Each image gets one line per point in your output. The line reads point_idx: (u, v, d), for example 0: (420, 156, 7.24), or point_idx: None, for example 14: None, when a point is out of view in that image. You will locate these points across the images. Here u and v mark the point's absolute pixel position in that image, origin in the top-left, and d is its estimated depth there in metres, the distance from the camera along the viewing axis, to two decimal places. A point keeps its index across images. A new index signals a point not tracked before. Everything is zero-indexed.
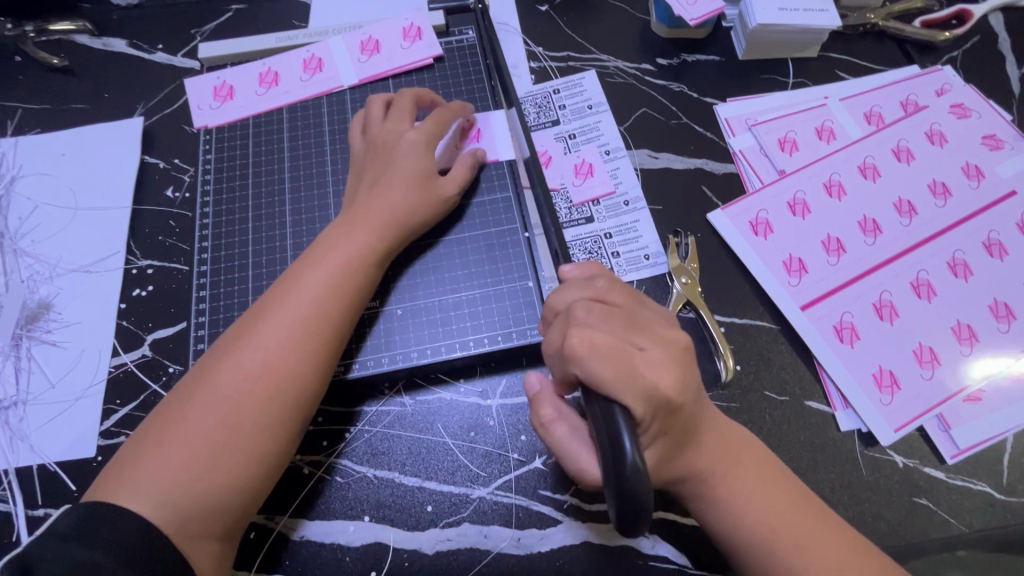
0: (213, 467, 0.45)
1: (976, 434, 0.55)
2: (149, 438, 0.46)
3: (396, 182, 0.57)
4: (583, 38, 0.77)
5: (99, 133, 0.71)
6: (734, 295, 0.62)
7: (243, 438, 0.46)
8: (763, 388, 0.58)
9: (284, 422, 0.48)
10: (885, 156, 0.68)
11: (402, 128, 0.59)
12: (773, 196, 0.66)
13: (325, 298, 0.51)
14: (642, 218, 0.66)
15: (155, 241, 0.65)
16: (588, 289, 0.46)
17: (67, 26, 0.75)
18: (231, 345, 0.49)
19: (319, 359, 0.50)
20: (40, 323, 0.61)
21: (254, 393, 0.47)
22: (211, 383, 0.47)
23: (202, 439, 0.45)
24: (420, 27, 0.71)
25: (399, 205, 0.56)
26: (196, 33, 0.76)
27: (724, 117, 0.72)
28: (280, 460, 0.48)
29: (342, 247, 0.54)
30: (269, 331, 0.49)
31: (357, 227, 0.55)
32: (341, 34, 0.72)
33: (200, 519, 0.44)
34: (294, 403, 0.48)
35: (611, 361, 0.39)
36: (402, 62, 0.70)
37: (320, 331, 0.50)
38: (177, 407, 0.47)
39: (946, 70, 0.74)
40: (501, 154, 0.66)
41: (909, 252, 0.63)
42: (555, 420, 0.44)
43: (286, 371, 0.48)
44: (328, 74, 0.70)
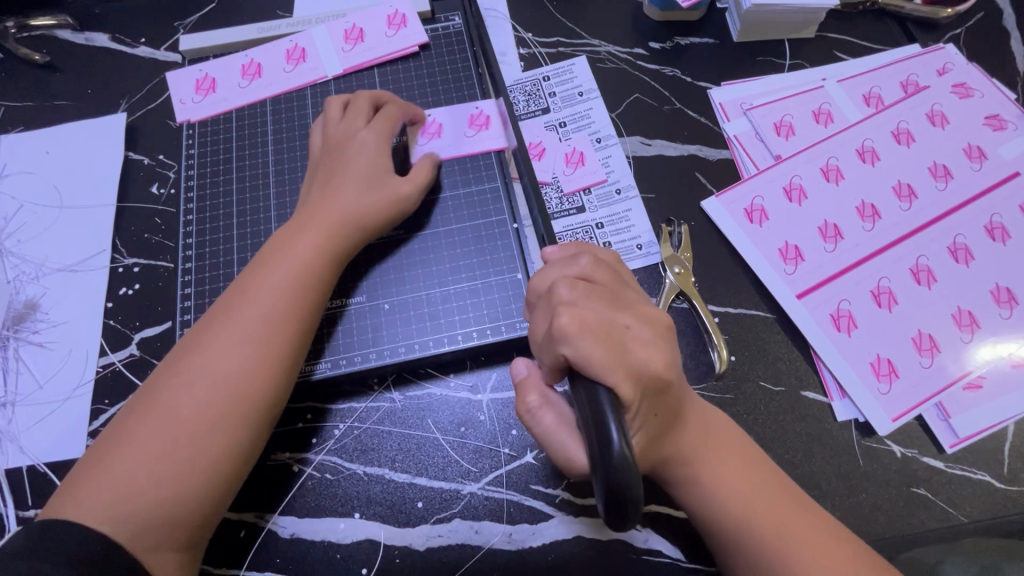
0: (164, 478, 0.45)
1: (976, 422, 0.54)
2: (100, 453, 0.46)
3: (351, 183, 0.56)
4: (574, 23, 0.75)
5: (81, 130, 0.70)
6: (729, 284, 0.61)
7: (191, 448, 0.46)
8: (758, 378, 0.57)
9: (235, 430, 0.47)
10: (884, 138, 0.66)
11: (356, 127, 0.59)
12: (768, 182, 0.65)
13: (275, 304, 0.50)
14: (634, 207, 0.64)
15: (141, 239, 0.64)
16: (572, 267, 0.44)
17: (48, 21, 0.74)
18: (180, 359, 0.49)
19: (268, 366, 0.49)
20: (26, 323, 0.61)
21: (200, 404, 0.46)
22: (160, 394, 0.47)
23: (151, 453, 0.45)
24: (405, 15, 0.70)
25: (355, 204, 0.56)
26: (179, 25, 0.75)
27: (719, 101, 0.70)
28: (236, 468, 0.47)
29: (293, 252, 0.53)
30: (220, 340, 0.49)
31: (306, 234, 0.54)
32: (324, 23, 0.70)
33: (158, 530, 0.44)
34: (244, 409, 0.47)
35: (601, 341, 0.38)
36: (387, 50, 0.69)
37: (269, 338, 0.49)
38: (126, 423, 0.47)
39: (948, 49, 0.72)
40: (489, 143, 0.64)
41: (909, 238, 0.61)
42: (542, 407, 0.43)
43: (232, 379, 0.48)
44: (312, 65, 0.68)
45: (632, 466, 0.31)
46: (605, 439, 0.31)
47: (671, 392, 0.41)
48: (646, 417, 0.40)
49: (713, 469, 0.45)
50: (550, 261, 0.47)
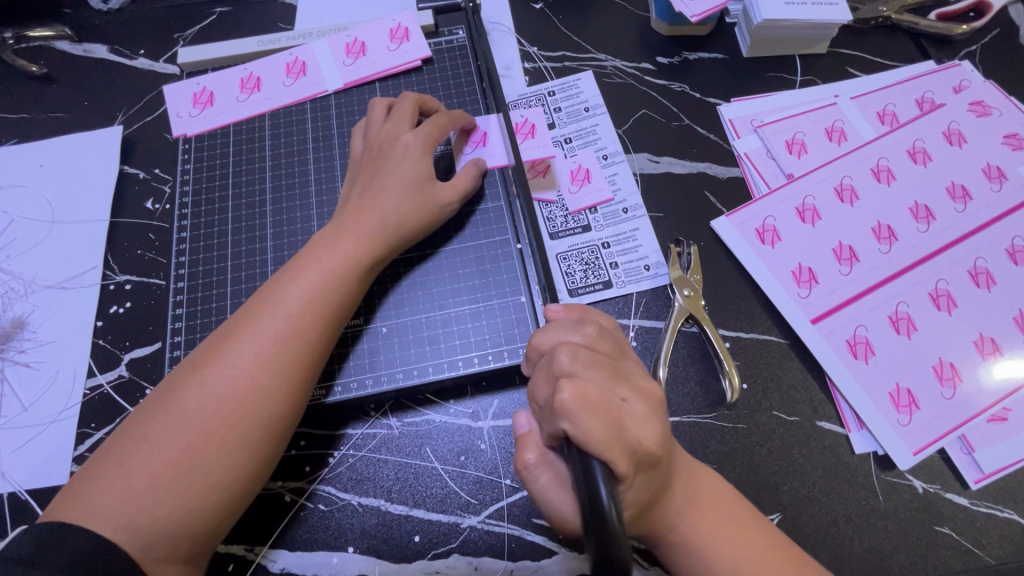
0: (179, 488, 0.43)
1: (1001, 457, 0.52)
2: (113, 455, 0.44)
3: (389, 187, 0.54)
4: (580, 38, 0.74)
5: (76, 143, 0.68)
6: (741, 308, 0.59)
7: (210, 458, 0.44)
8: (771, 407, 0.54)
9: (255, 446, 0.45)
10: (900, 157, 0.64)
11: (400, 131, 0.57)
12: (781, 202, 0.62)
13: (304, 311, 0.48)
14: (642, 226, 0.62)
15: (134, 255, 0.62)
16: (575, 334, 0.42)
17: (47, 32, 0.74)
18: (202, 362, 0.46)
19: (293, 379, 0.47)
20: (13, 342, 0.59)
21: (223, 412, 0.45)
22: (182, 397, 0.45)
23: (167, 460, 0.43)
24: (408, 28, 0.68)
25: (392, 209, 0.54)
26: (179, 38, 0.74)
27: (728, 117, 0.68)
28: (252, 483, 0.46)
29: (325, 257, 0.51)
30: (245, 347, 0.47)
31: (341, 239, 0.52)
32: (325, 37, 0.69)
33: (167, 544, 0.42)
34: (268, 422, 0.46)
35: (601, 420, 0.35)
36: (389, 64, 0.67)
37: (297, 348, 0.47)
38: (142, 425, 0.44)
39: (963, 66, 0.70)
40: (493, 160, 0.61)
41: (928, 260, 0.59)
42: (539, 466, 0.40)
43: (257, 390, 0.46)
44: (312, 79, 0.67)
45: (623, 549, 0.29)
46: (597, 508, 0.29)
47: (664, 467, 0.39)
48: (638, 490, 0.38)
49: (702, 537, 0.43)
50: (552, 322, 0.45)
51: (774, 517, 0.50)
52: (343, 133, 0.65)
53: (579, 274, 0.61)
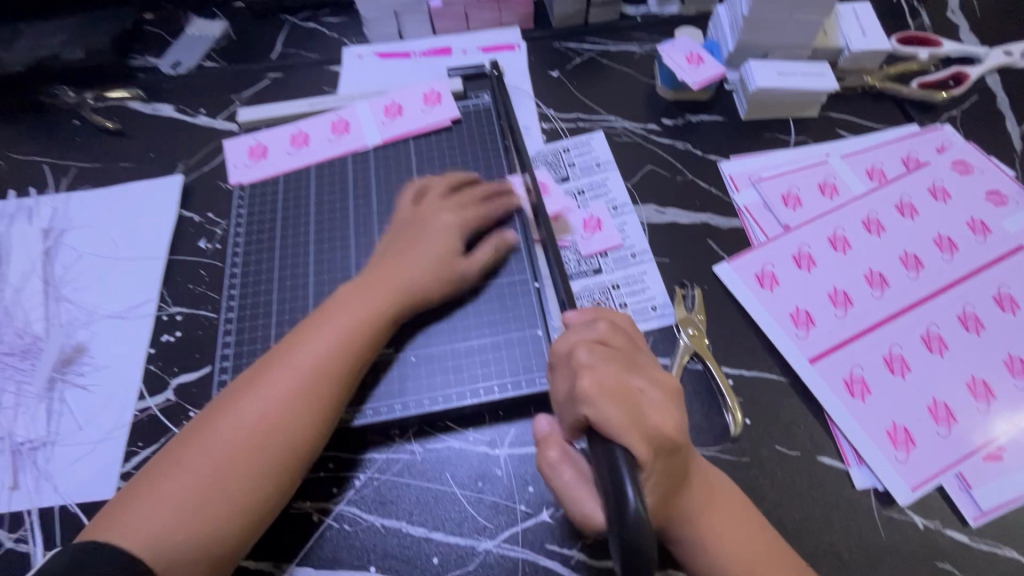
0: (203, 512, 0.47)
1: (999, 495, 0.54)
2: (150, 478, 0.49)
3: (418, 254, 0.61)
4: (592, 101, 0.82)
5: (141, 188, 0.77)
6: (743, 348, 0.63)
7: (235, 485, 0.48)
8: (773, 442, 0.57)
9: (275, 475, 0.50)
10: (889, 211, 0.69)
11: (439, 211, 0.64)
12: (778, 250, 0.68)
13: (330, 353, 0.54)
14: (649, 270, 0.68)
15: (186, 289, 0.69)
16: (590, 331, 0.47)
17: (123, 94, 0.84)
18: (235, 396, 0.52)
19: (315, 414, 0.52)
20: (73, 366, 0.65)
21: (250, 442, 0.49)
22: (216, 427, 0.50)
23: (195, 486, 0.48)
24: (440, 93, 0.77)
25: (417, 274, 0.60)
26: (236, 99, 0.84)
27: (728, 173, 0.75)
28: (270, 511, 0.50)
29: (353, 305, 0.57)
30: (274, 383, 0.52)
31: (370, 290, 0.58)
32: (367, 99, 0.78)
33: (187, 565, 0.46)
34: (289, 455, 0.50)
35: (619, 406, 0.40)
36: (422, 124, 0.75)
37: (323, 384, 0.52)
38: (178, 451, 0.50)
39: (945, 129, 0.77)
40: (483, 154, 0.72)
41: (919, 306, 0.63)
42: (562, 462, 0.44)
43: (282, 422, 0.51)
44: (354, 136, 0.75)
45: (648, 527, 0.32)
46: (622, 496, 0.33)
47: (683, 454, 0.43)
48: (658, 479, 0.41)
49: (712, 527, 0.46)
50: (570, 326, 0.50)
51: None
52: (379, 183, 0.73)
53: None
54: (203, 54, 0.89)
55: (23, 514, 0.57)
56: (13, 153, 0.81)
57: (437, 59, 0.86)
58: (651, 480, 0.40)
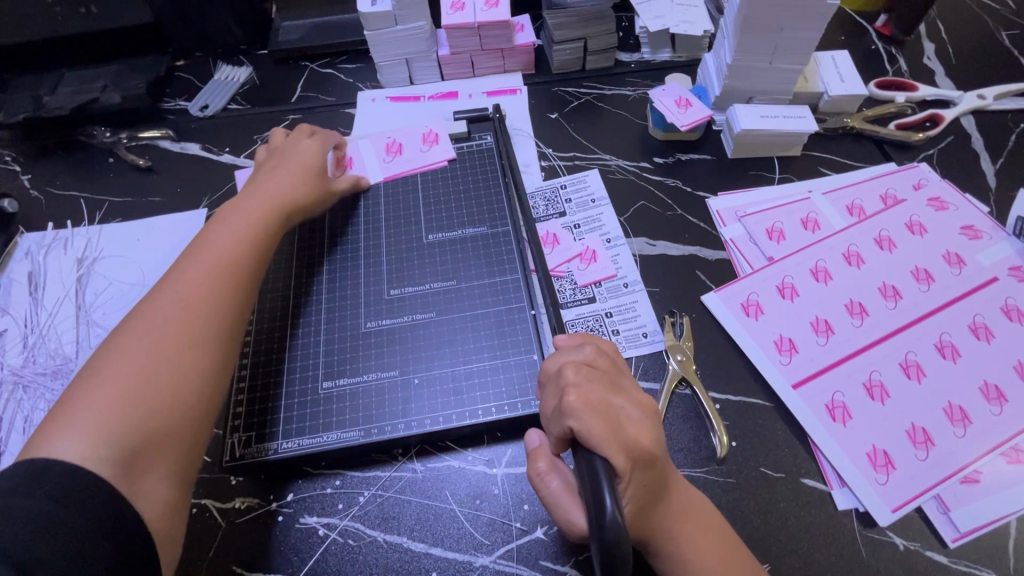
0: (144, 398, 0.51)
1: (977, 517, 0.55)
2: (81, 389, 0.52)
3: (263, 191, 0.72)
4: (588, 141, 0.88)
5: (168, 220, 0.83)
6: (730, 373, 0.66)
7: (173, 372, 0.54)
8: (758, 464, 0.60)
9: (208, 361, 0.56)
10: (867, 244, 0.73)
11: (298, 141, 0.79)
12: (763, 281, 0.71)
13: (194, 270, 0.61)
14: (640, 299, 0.72)
15: None
16: (578, 354, 0.51)
17: (155, 134, 0.91)
18: (156, 307, 0.58)
19: (229, 310, 0.59)
20: None
21: (178, 335, 0.56)
22: (140, 327, 0.56)
23: (132, 378, 0.52)
24: (438, 134, 0.84)
25: (255, 205, 0.69)
26: (258, 138, 0.91)
27: (715, 209, 0.79)
28: (209, 393, 0.55)
29: (204, 239, 0.65)
30: (190, 289, 0.59)
31: (218, 224, 0.67)
32: (370, 138, 0.85)
33: (140, 451, 0.49)
34: (217, 341, 0.57)
35: (603, 421, 0.43)
36: (420, 162, 0.81)
37: (228, 283, 0.61)
38: (107, 360, 0.54)
39: (921, 167, 0.81)
40: (439, 155, 0.82)
41: (897, 334, 0.66)
42: (550, 473, 0.47)
43: (206, 316, 0.58)
44: (355, 170, 0.81)
45: (624, 532, 0.35)
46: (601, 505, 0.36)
47: (661, 469, 0.46)
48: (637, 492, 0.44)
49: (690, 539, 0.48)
50: (561, 348, 0.54)
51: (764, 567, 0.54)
52: (388, 215, 0.78)
53: None
54: (229, 98, 0.97)
55: None
56: (52, 187, 0.88)
57: (444, 102, 0.93)
58: (630, 492, 0.43)
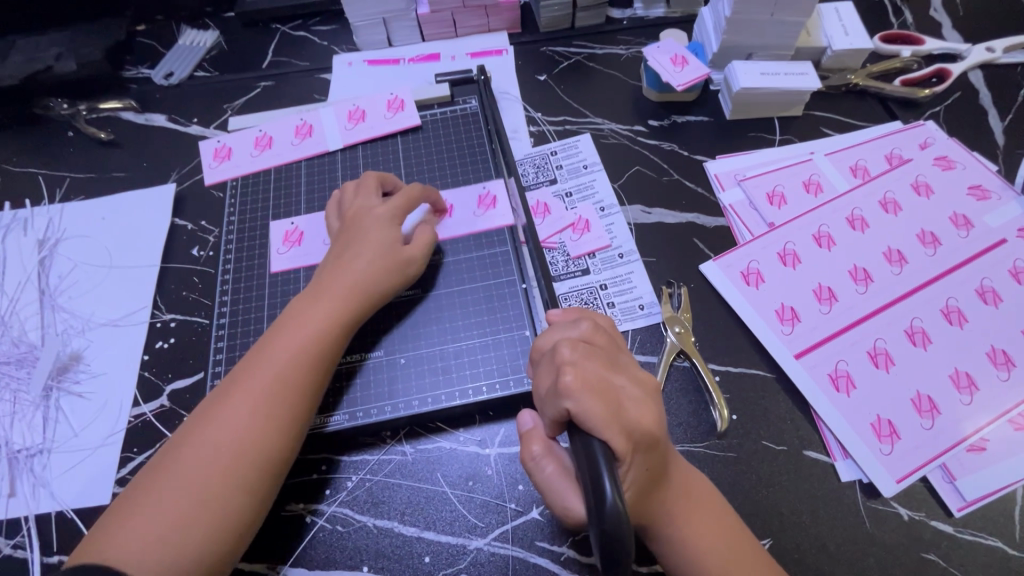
0: (178, 535, 0.47)
1: (982, 485, 0.54)
2: (126, 507, 0.48)
3: (365, 250, 0.60)
4: (579, 104, 0.83)
5: (134, 197, 0.78)
6: (730, 344, 0.64)
7: (211, 507, 0.48)
8: (759, 437, 0.58)
9: (247, 493, 0.50)
10: (872, 207, 0.70)
11: (370, 204, 0.64)
12: (763, 248, 0.68)
13: (254, 377, 0.53)
14: (636, 270, 0.69)
15: (180, 296, 0.70)
16: (574, 329, 0.48)
17: (116, 104, 0.85)
18: (207, 416, 0.52)
19: (277, 429, 0.52)
20: (69, 374, 0.66)
21: (218, 464, 0.49)
22: (182, 459, 0.50)
23: (174, 510, 0.48)
24: (404, 100, 0.78)
25: (362, 272, 0.59)
26: (228, 108, 0.85)
27: (714, 172, 0.76)
28: (244, 528, 0.50)
29: (304, 325, 0.57)
30: (238, 402, 0.52)
31: (326, 301, 0.58)
32: (333, 105, 0.79)
33: None
34: (259, 468, 0.51)
35: (600, 399, 0.40)
36: (385, 129, 0.76)
37: (279, 419, 0.52)
38: (155, 474, 0.50)
39: (928, 125, 0.78)
40: (405, 121, 0.77)
41: (902, 300, 0.64)
42: (544, 456, 0.44)
43: (252, 442, 0.51)
44: (316, 139, 0.76)
45: (624, 520, 0.33)
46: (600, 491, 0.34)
47: (662, 451, 0.44)
48: (638, 473, 0.42)
49: (691, 525, 0.46)
50: (554, 324, 0.51)
51: (765, 541, 0.53)
52: None
53: None
54: (196, 64, 0.90)
55: (20, 520, 0.57)
56: (8, 165, 0.82)
57: (426, 65, 0.87)
58: (630, 476, 0.41)
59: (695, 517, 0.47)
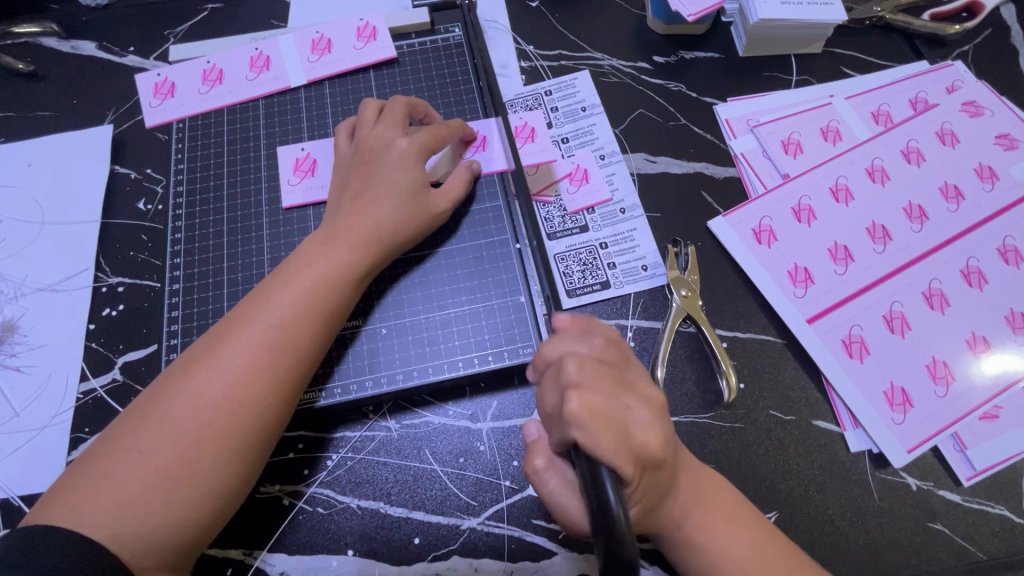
0: (168, 495, 0.41)
1: (992, 455, 0.53)
2: (104, 457, 0.42)
3: (384, 195, 0.53)
4: (576, 36, 0.73)
5: (66, 141, 0.67)
6: (738, 309, 0.59)
7: (204, 468, 0.42)
8: (768, 407, 0.55)
9: (248, 453, 0.44)
10: (894, 157, 0.64)
11: (392, 136, 0.55)
12: (777, 202, 0.63)
13: (257, 323, 0.46)
14: (639, 226, 0.62)
15: (126, 257, 0.62)
16: (583, 344, 0.43)
17: (33, 29, 0.72)
18: (199, 362, 0.45)
19: (284, 384, 0.46)
20: (4, 346, 0.58)
21: (216, 421, 0.43)
22: (142, 437, 0.42)
23: (160, 466, 0.42)
24: (375, 27, 0.67)
25: (384, 220, 0.52)
26: (170, 35, 0.73)
27: (725, 117, 0.68)
28: (242, 489, 0.45)
29: (317, 266, 0.50)
30: (237, 350, 0.45)
31: (340, 246, 0.51)
32: (292, 32, 0.68)
33: (155, 552, 0.41)
34: (262, 426, 0.45)
35: (608, 429, 0.36)
36: (355, 63, 0.66)
37: (284, 371, 0.46)
38: (138, 422, 0.43)
39: (956, 66, 0.71)
40: (379, 52, 0.67)
41: (922, 260, 0.59)
42: (548, 471, 0.41)
43: (253, 397, 0.45)
44: (275, 74, 0.66)
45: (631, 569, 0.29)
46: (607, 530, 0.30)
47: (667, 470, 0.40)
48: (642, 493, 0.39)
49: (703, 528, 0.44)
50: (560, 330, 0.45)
51: (770, 516, 0.51)
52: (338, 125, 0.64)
53: (577, 274, 0.61)
54: None
55: None
56: None
57: None
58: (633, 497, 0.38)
59: (701, 516, 0.44)
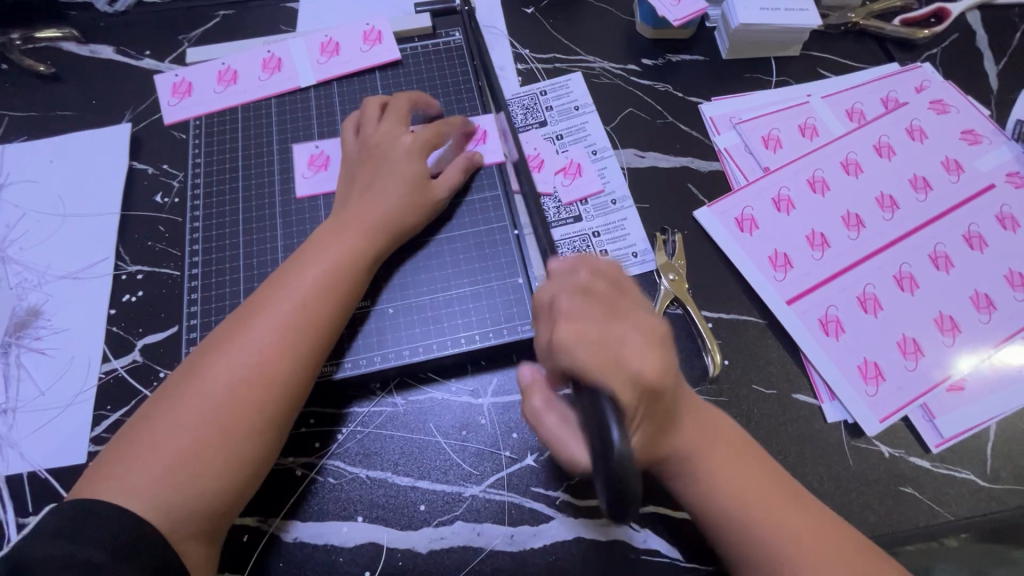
0: (202, 466, 0.45)
1: (958, 424, 0.56)
2: (139, 435, 0.45)
3: (392, 185, 0.57)
4: (570, 40, 0.78)
5: (86, 139, 0.71)
6: (723, 292, 0.63)
7: (233, 441, 0.46)
8: (751, 382, 0.59)
9: (271, 428, 0.47)
10: (867, 151, 0.69)
11: (396, 132, 0.59)
12: (758, 193, 0.67)
13: (277, 306, 0.50)
14: (630, 216, 0.67)
15: (145, 246, 0.65)
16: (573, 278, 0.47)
17: (53, 33, 0.76)
18: (224, 344, 0.48)
19: (303, 362, 0.49)
20: (28, 330, 0.61)
21: (243, 397, 0.47)
22: (175, 415, 0.46)
23: (193, 441, 0.45)
24: (381, 31, 0.72)
25: (392, 208, 0.56)
26: (184, 39, 0.77)
27: (708, 115, 0.73)
28: (267, 460, 0.48)
29: (331, 253, 0.53)
30: (260, 331, 0.49)
31: (353, 235, 0.54)
32: (302, 36, 0.72)
33: (192, 520, 0.44)
34: (285, 401, 0.48)
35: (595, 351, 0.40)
36: (362, 64, 0.71)
37: (304, 350, 0.49)
38: (171, 402, 0.46)
39: (925, 67, 0.76)
40: (384, 55, 0.71)
41: (893, 245, 0.64)
42: (547, 410, 0.44)
43: (277, 374, 0.48)
44: (286, 75, 0.70)
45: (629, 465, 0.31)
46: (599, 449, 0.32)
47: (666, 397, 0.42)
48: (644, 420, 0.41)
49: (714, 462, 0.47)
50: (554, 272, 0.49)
51: None
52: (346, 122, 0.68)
53: None
54: None
55: None
56: None
57: None
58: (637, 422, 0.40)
59: (702, 450, 0.47)
